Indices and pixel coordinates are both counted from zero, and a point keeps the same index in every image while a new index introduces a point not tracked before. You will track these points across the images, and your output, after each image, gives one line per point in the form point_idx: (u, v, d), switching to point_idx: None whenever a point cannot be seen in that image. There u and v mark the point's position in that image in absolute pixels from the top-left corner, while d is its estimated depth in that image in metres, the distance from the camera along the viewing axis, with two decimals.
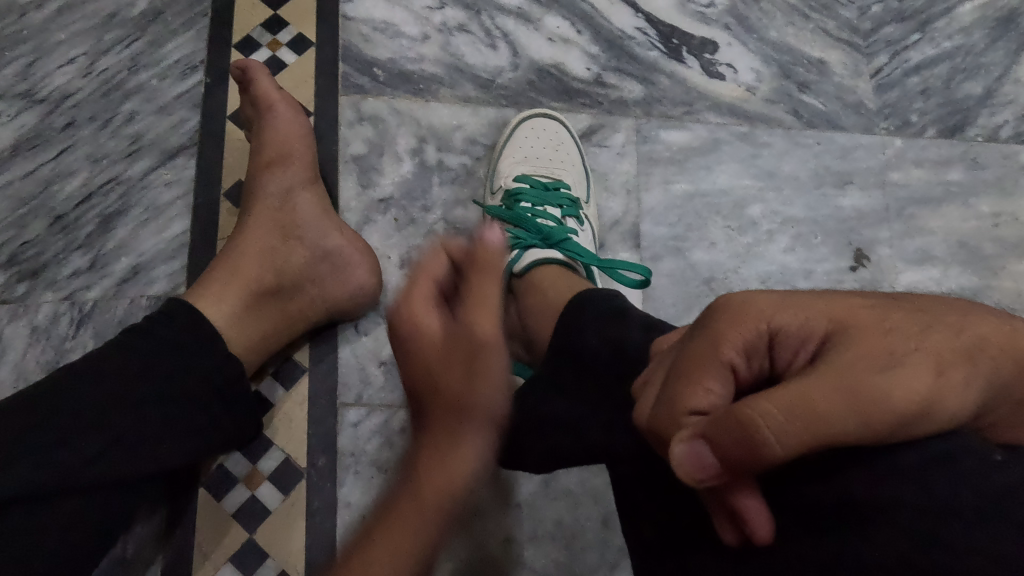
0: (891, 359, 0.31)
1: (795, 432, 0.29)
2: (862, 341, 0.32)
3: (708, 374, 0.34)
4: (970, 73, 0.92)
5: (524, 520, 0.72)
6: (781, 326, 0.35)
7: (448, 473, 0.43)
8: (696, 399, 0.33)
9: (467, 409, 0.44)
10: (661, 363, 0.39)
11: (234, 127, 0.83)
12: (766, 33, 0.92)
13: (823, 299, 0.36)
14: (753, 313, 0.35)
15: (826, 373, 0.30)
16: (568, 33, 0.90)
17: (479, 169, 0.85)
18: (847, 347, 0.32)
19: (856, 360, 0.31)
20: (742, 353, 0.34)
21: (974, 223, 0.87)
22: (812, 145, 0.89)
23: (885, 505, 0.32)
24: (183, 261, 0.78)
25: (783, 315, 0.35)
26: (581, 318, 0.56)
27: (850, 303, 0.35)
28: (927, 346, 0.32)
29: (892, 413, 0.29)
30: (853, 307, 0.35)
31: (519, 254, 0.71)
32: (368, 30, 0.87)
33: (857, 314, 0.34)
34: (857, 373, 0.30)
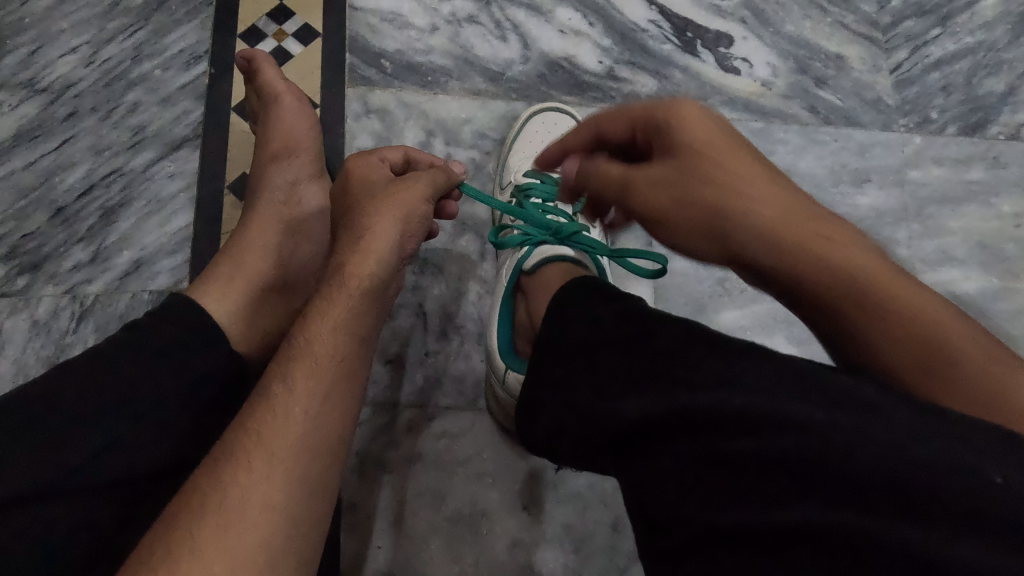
0: (703, 164, 0.45)
1: (675, 156, 0.46)
2: (706, 157, 0.45)
3: (620, 122, 0.50)
4: (992, 70, 0.90)
5: (532, 523, 0.71)
6: (681, 137, 0.46)
7: (369, 264, 0.52)
8: (607, 125, 0.51)
9: (380, 214, 0.55)
10: (626, 123, 0.50)
11: (238, 119, 0.81)
12: (783, 27, 0.90)
13: (742, 156, 0.45)
14: (712, 119, 0.46)
15: (711, 146, 0.45)
16: (580, 26, 0.88)
17: (488, 164, 0.83)
18: (691, 149, 0.45)
19: (686, 151, 0.46)
20: (637, 133, 0.50)
21: (996, 223, 0.85)
22: (829, 142, 0.87)
23: (897, 495, 0.30)
24: (187, 255, 0.76)
25: (724, 138, 0.45)
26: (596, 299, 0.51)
27: (743, 162, 0.45)
28: (748, 188, 0.43)
29: (725, 207, 0.43)
30: (741, 163, 0.45)
31: (528, 252, 0.68)
32: (376, 21, 0.85)
33: (737, 165, 0.44)
34: (735, 163, 0.45)
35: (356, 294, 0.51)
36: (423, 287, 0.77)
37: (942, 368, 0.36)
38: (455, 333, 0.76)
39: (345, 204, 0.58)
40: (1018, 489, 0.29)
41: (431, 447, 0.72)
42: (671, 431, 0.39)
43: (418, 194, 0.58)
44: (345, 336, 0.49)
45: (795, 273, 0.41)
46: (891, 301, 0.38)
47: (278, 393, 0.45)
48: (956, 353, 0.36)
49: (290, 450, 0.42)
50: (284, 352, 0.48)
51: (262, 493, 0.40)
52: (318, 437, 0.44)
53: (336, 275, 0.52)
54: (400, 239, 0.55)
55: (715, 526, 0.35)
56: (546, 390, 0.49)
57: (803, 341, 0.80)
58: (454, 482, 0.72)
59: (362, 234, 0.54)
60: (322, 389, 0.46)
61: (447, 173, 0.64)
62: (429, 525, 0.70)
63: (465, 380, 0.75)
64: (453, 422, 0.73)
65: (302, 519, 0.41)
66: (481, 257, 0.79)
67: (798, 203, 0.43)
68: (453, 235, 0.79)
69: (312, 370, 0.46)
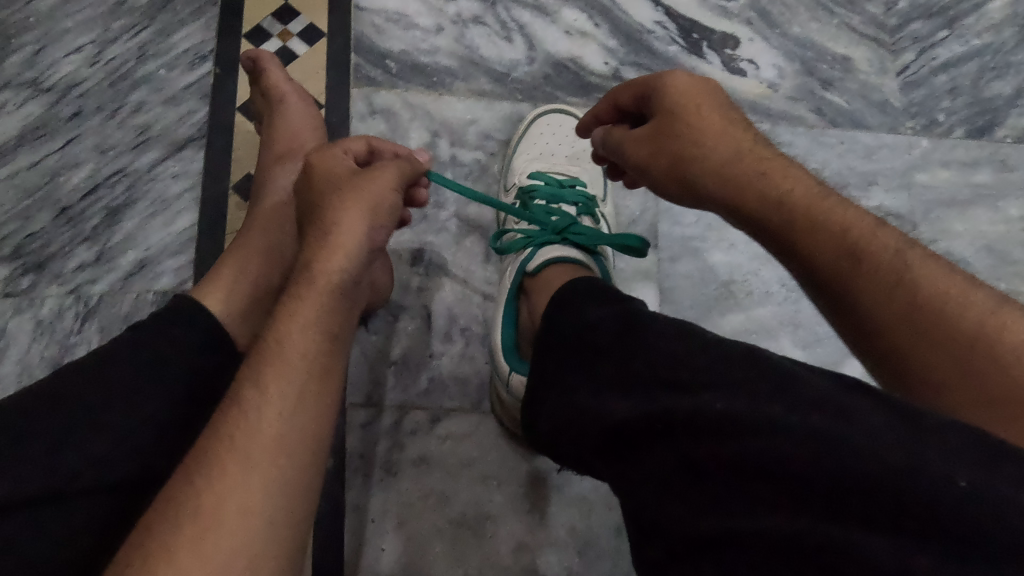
0: (692, 118, 0.51)
1: (659, 118, 0.52)
2: (692, 112, 0.51)
3: (624, 95, 0.57)
4: (999, 72, 0.89)
5: (536, 526, 0.71)
6: (672, 94, 0.52)
7: (338, 262, 0.48)
8: (616, 99, 0.57)
9: (346, 208, 0.50)
10: (628, 96, 0.56)
11: (243, 119, 0.81)
12: (789, 28, 0.90)
13: (725, 117, 0.51)
14: (700, 83, 0.53)
15: (695, 103, 0.51)
16: (586, 27, 0.88)
17: (493, 165, 0.83)
18: (679, 105, 0.51)
19: (675, 106, 0.52)
20: (636, 100, 0.56)
21: (1003, 226, 0.85)
22: (835, 145, 0.87)
23: (867, 499, 0.30)
24: (191, 255, 0.76)
25: (709, 98, 0.52)
26: (590, 298, 0.51)
27: (726, 121, 0.51)
28: (727, 140, 0.50)
29: (713, 152, 0.49)
30: (723, 120, 0.51)
31: (532, 253, 0.67)
32: (381, 21, 0.85)
33: (716, 120, 0.51)
34: (716, 118, 0.51)
35: (325, 296, 0.47)
36: (428, 288, 0.77)
37: (861, 275, 0.42)
38: (459, 335, 0.76)
39: (309, 195, 0.53)
40: (978, 493, 0.29)
41: (435, 449, 0.72)
42: (654, 435, 0.39)
43: (384, 185, 0.52)
44: (316, 335, 0.46)
45: (752, 207, 0.47)
46: (822, 220, 0.44)
47: (250, 396, 0.42)
48: (880, 261, 0.41)
49: (264, 453, 0.40)
50: (254, 356, 0.45)
51: (238, 496, 0.39)
52: (293, 436, 0.42)
53: (303, 276, 0.48)
54: (370, 236, 0.50)
55: (692, 531, 0.35)
56: (540, 387, 0.50)
57: (809, 345, 0.79)
58: (459, 485, 0.71)
59: (327, 231, 0.49)
60: (295, 391, 0.43)
61: (415, 163, 0.57)
62: (432, 527, 0.70)
63: (469, 382, 0.75)
64: (457, 424, 0.73)
65: (278, 519, 0.39)
66: (486, 259, 0.79)
67: (755, 147, 0.50)
68: (458, 236, 0.79)
69: (284, 373, 0.43)
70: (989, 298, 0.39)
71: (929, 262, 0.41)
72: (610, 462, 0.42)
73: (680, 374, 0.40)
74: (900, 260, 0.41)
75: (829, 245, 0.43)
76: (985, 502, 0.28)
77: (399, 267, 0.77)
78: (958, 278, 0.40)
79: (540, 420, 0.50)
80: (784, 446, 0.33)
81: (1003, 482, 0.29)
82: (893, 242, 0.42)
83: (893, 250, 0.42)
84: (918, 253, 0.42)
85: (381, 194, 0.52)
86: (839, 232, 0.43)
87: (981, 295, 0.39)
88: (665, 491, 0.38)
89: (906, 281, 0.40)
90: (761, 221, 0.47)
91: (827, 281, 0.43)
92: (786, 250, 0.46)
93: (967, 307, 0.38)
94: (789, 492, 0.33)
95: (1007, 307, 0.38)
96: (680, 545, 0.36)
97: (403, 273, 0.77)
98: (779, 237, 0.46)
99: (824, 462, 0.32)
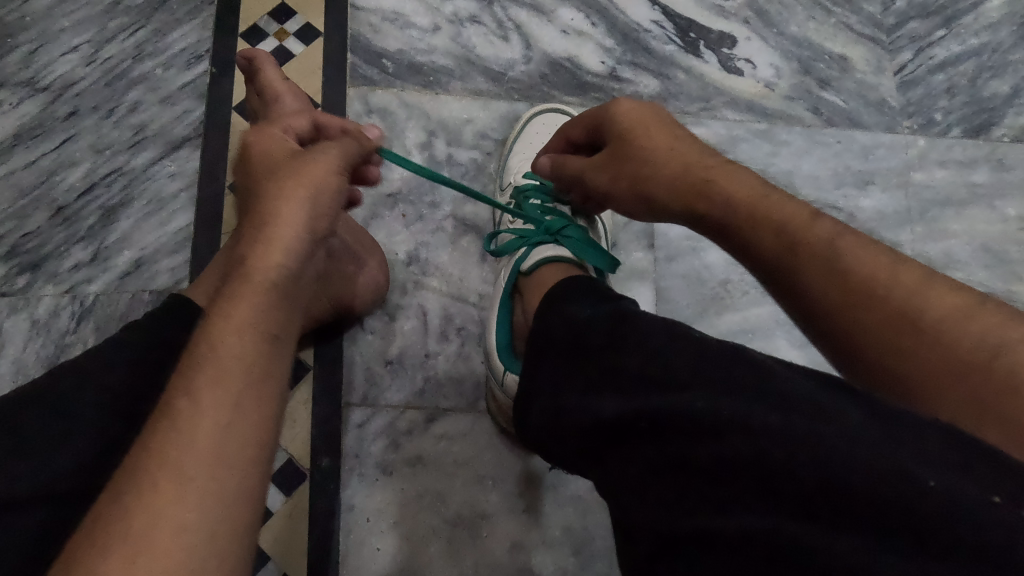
0: (632, 138, 0.55)
1: (610, 143, 0.57)
2: (632, 132, 0.55)
3: (578, 127, 0.62)
4: (997, 71, 0.89)
5: (532, 526, 0.71)
6: (615, 122, 0.57)
7: (277, 255, 0.43)
8: (572, 133, 0.63)
9: (287, 195, 0.45)
10: (581, 126, 0.62)
11: (240, 119, 0.81)
12: (786, 27, 0.90)
13: (667, 130, 0.55)
14: (645, 106, 0.57)
15: (636, 125, 0.55)
16: (582, 26, 0.88)
17: (489, 165, 0.83)
18: (622, 129, 0.56)
19: (619, 132, 0.56)
20: (588, 129, 0.61)
21: (999, 226, 0.85)
22: (832, 144, 0.87)
23: (849, 500, 0.31)
24: (187, 255, 0.76)
25: (652, 119, 0.55)
26: (578, 297, 0.52)
27: (667, 133, 0.54)
28: (667, 152, 0.53)
29: (654, 168, 0.53)
30: (664, 134, 0.54)
31: (526, 252, 0.66)
32: (378, 21, 0.85)
33: (655, 134, 0.54)
34: (656, 134, 0.54)
35: (264, 290, 0.41)
36: (424, 288, 0.77)
37: (798, 265, 0.43)
38: (455, 335, 0.76)
39: (247, 183, 0.48)
40: (950, 493, 0.29)
41: (431, 448, 0.72)
42: (638, 435, 0.39)
43: (324, 167, 0.47)
44: (253, 334, 0.39)
45: (697, 208, 0.50)
46: (760, 220, 0.46)
47: (178, 405, 0.35)
48: (816, 254, 0.42)
49: (201, 466, 0.34)
50: (183, 361, 0.38)
51: (171, 516, 0.32)
52: (233, 448, 0.35)
53: (238, 272, 0.42)
54: (312, 223, 0.45)
55: (675, 533, 0.35)
56: (533, 385, 0.50)
57: (805, 344, 0.79)
58: (454, 484, 0.71)
59: (267, 221, 0.44)
60: (233, 396, 0.36)
61: (362, 141, 0.53)
62: (428, 527, 0.70)
63: (465, 381, 0.75)
64: (453, 424, 0.73)
65: (224, 540, 0.33)
66: (482, 258, 0.79)
67: (695, 155, 0.52)
68: (454, 235, 0.79)
69: (219, 374, 0.37)
70: (926, 275, 0.39)
71: (864, 246, 0.42)
72: (596, 462, 0.43)
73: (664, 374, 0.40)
74: (834, 250, 0.42)
75: (770, 243, 0.45)
76: (957, 501, 0.28)
77: (395, 267, 0.77)
78: (897, 259, 0.40)
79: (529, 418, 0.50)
80: (764, 446, 0.34)
81: (975, 481, 0.29)
82: (828, 228, 0.43)
83: (829, 239, 0.42)
84: (856, 238, 0.42)
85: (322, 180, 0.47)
86: (777, 228, 0.45)
87: (922, 272, 0.39)
88: (649, 492, 0.38)
89: (841, 270, 0.41)
90: (713, 228, 0.49)
91: (777, 280, 0.45)
92: (741, 252, 0.47)
93: (899, 288, 0.39)
94: (772, 493, 0.33)
95: (943, 283, 0.38)
96: (663, 547, 0.36)
97: (399, 273, 0.77)
98: (729, 243, 0.48)
99: (803, 461, 0.32)
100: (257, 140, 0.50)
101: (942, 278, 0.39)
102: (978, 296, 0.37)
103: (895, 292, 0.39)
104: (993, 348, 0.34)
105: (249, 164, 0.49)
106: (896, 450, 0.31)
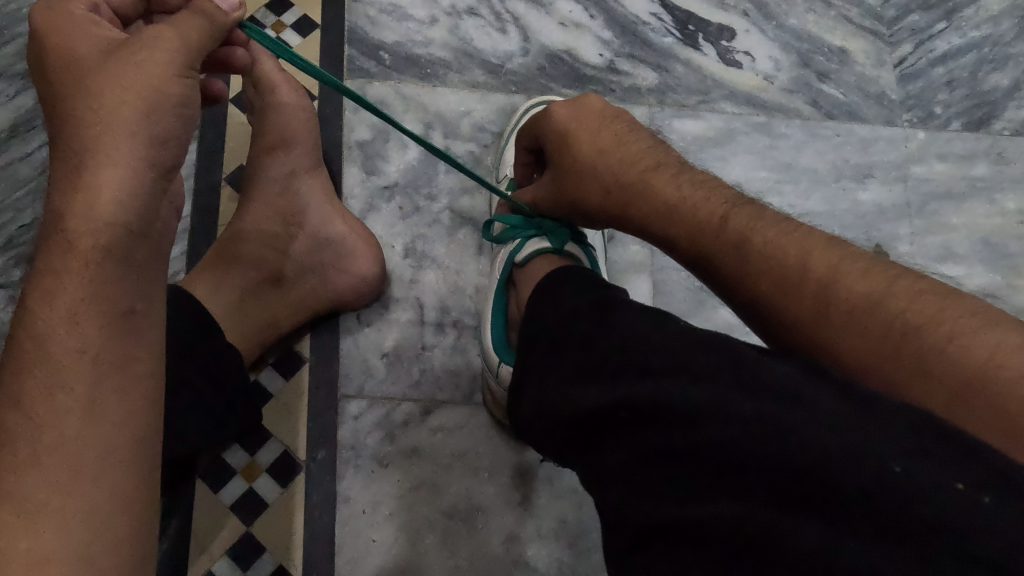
0: (566, 152, 0.56)
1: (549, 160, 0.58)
2: (567, 149, 0.56)
3: (524, 140, 0.64)
4: (998, 64, 0.89)
5: (527, 518, 0.71)
6: (549, 139, 0.58)
7: (106, 209, 0.38)
8: (523, 145, 0.64)
9: (112, 128, 0.39)
10: (527, 139, 0.63)
11: (237, 111, 0.81)
12: (785, 20, 0.89)
13: (601, 135, 0.56)
14: (578, 105, 0.58)
15: (569, 134, 0.56)
16: (581, 18, 0.87)
17: (486, 157, 0.82)
18: (557, 147, 0.57)
19: (554, 149, 0.57)
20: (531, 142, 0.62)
21: (999, 220, 0.84)
22: (831, 137, 0.86)
23: (819, 485, 0.31)
24: (183, 247, 0.76)
25: (584, 123, 0.57)
26: (563, 286, 0.52)
27: (598, 138, 0.56)
28: (602, 164, 0.55)
29: (592, 185, 0.55)
30: (596, 141, 0.56)
31: (521, 243, 0.66)
32: (375, 13, 0.85)
33: (586, 143, 0.56)
34: (587, 140, 0.56)
35: (98, 261, 0.38)
36: (420, 280, 0.77)
37: (727, 269, 0.47)
38: (452, 327, 0.76)
39: (54, 98, 0.40)
40: (913, 477, 0.29)
41: (427, 440, 0.72)
42: (620, 424, 0.40)
43: (153, 73, 0.40)
44: (88, 320, 0.37)
45: (638, 219, 0.53)
46: (682, 225, 0.50)
47: (12, 423, 0.35)
48: (733, 253, 0.46)
49: (53, 480, 0.35)
50: (9, 357, 0.37)
51: (25, 546, 0.33)
52: (88, 453, 0.36)
53: (57, 239, 0.38)
54: (152, 160, 0.40)
55: (648, 520, 0.36)
56: (523, 376, 0.50)
57: None
58: (450, 477, 0.71)
59: (89, 151, 0.38)
60: (79, 403, 0.36)
61: (207, 14, 0.43)
62: (423, 519, 0.70)
63: (461, 374, 0.75)
64: (449, 416, 0.73)
65: (97, 542, 0.35)
66: (479, 251, 0.78)
67: (628, 158, 0.55)
68: (451, 228, 0.79)
69: (58, 380, 0.36)
70: (835, 258, 0.43)
71: (778, 236, 0.45)
72: (580, 451, 0.43)
73: (646, 362, 0.40)
74: (748, 247, 0.46)
75: (694, 245, 0.49)
76: (921, 487, 0.29)
77: (391, 259, 0.77)
78: (809, 244, 0.44)
79: (518, 409, 0.50)
80: (736, 435, 0.34)
81: (940, 467, 0.29)
82: (743, 224, 0.47)
83: (744, 236, 0.46)
84: (770, 227, 0.46)
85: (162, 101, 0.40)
86: (699, 232, 0.49)
87: (837, 265, 0.42)
88: (633, 480, 0.38)
89: (759, 266, 0.45)
90: (646, 233, 0.53)
91: (709, 276, 0.49)
92: (673, 252, 0.52)
93: (811, 278, 0.42)
94: (746, 479, 0.33)
95: (851, 264, 0.42)
96: (634, 533, 0.37)
97: (396, 265, 0.77)
98: (661, 244, 0.52)
99: (771, 448, 0.33)
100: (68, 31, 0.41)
101: (849, 260, 0.42)
102: (886, 272, 0.41)
103: (807, 284, 0.42)
104: (896, 329, 0.38)
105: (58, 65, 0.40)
106: (866, 434, 0.31)
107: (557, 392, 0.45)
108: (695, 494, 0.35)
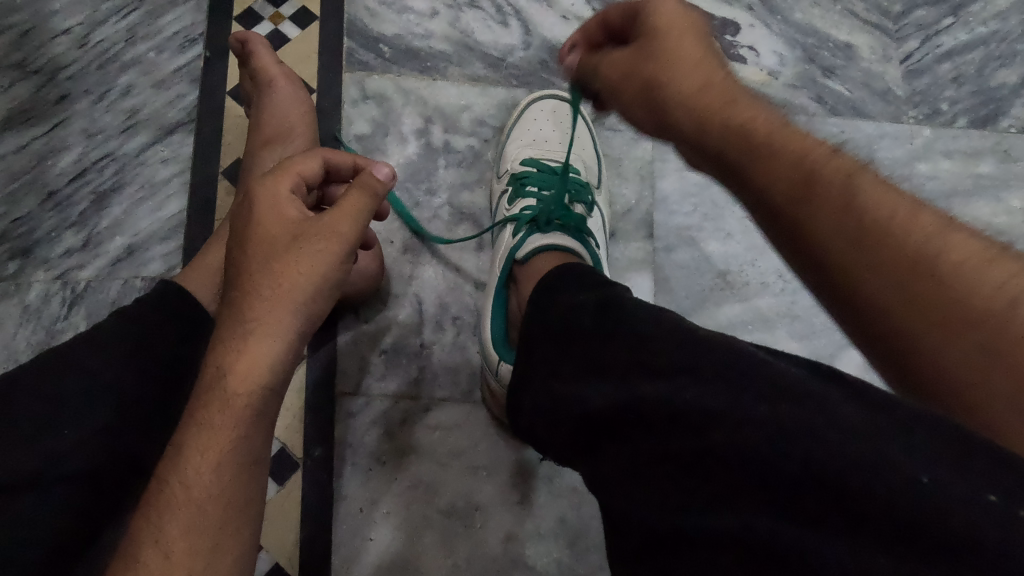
0: (653, 44, 0.43)
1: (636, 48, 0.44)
2: (662, 40, 0.42)
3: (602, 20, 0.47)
4: (1005, 60, 0.88)
5: (526, 518, 0.70)
6: (645, 21, 0.43)
7: (242, 295, 0.45)
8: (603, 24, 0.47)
9: (257, 237, 0.47)
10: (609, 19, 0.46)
11: (234, 103, 0.80)
12: (791, 15, 0.88)
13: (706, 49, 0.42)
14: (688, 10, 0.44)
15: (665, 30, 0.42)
16: (583, 12, 0.86)
17: (487, 152, 0.81)
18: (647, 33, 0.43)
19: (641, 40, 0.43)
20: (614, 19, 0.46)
21: (1005, 219, 0.83)
22: (836, 134, 0.85)
23: (836, 493, 0.30)
24: (180, 241, 0.75)
25: (693, 30, 0.43)
26: (567, 286, 0.51)
27: (704, 50, 0.42)
28: (699, 80, 0.41)
29: (677, 95, 0.41)
30: (698, 51, 0.42)
31: (521, 241, 0.65)
32: (375, 5, 0.83)
33: (684, 47, 0.42)
34: (685, 49, 0.42)
35: (245, 424, 0.42)
36: (419, 277, 0.76)
37: (824, 218, 0.35)
38: (451, 324, 0.75)
39: (238, 257, 0.47)
40: (939, 490, 0.28)
41: (425, 439, 0.71)
42: (626, 427, 0.39)
43: (281, 193, 0.49)
44: (262, 380, 0.43)
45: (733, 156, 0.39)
46: (788, 162, 0.37)
47: (208, 462, 0.41)
48: (837, 212, 0.35)
49: (217, 497, 0.41)
50: (213, 414, 0.42)
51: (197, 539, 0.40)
52: (227, 482, 0.41)
53: (238, 333, 0.44)
54: (302, 324, 0.46)
55: (658, 529, 0.35)
56: (526, 374, 0.49)
57: (804, 337, 0.78)
58: (447, 476, 0.71)
59: (250, 258, 0.46)
60: (223, 449, 0.42)
61: (372, 188, 0.49)
62: (421, 518, 0.69)
63: (460, 372, 0.74)
64: (447, 414, 0.72)
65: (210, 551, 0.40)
66: (479, 247, 0.78)
67: (730, 86, 0.41)
68: (450, 223, 0.78)
69: (219, 431, 0.42)
70: (966, 239, 0.32)
71: (884, 186, 0.35)
72: (585, 454, 0.42)
73: (657, 364, 0.39)
74: (855, 201, 0.34)
75: (786, 182, 0.36)
76: (943, 498, 0.27)
77: (390, 255, 0.76)
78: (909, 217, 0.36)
79: (521, 410, 0.49)
80: (749, 443, 0.33)
81: (970, 478, 0.28)
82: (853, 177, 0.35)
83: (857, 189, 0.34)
84: (872, 180, 0.35)
85: (278, 197, 0.49)
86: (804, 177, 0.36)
87: (959, 242, 0.32)
88: (642, 487, 0.37)
89: (863, 227, 0.34)
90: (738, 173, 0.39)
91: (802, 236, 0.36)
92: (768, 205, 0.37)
93: (915, 233, 0.33)
94: (759, 488, 0.32)
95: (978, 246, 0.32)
96: (642, 539, 0.36)
97: (395, 261, 0.76)
98: (754, 191, 0.38)
99: (789, 454, 0.32)
100: (258, 205, 0.48)
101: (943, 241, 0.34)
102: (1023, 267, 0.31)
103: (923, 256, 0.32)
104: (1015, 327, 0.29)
105: (242, 235, 0.47)
106: (884, 443, 0.30)
107: (562, 392, 0.44)
108: (707, 502, 0.34)
